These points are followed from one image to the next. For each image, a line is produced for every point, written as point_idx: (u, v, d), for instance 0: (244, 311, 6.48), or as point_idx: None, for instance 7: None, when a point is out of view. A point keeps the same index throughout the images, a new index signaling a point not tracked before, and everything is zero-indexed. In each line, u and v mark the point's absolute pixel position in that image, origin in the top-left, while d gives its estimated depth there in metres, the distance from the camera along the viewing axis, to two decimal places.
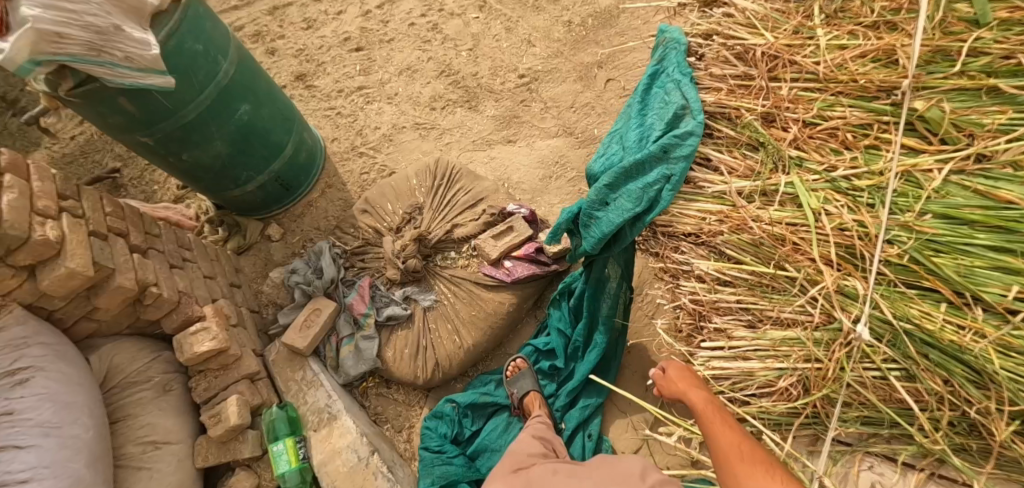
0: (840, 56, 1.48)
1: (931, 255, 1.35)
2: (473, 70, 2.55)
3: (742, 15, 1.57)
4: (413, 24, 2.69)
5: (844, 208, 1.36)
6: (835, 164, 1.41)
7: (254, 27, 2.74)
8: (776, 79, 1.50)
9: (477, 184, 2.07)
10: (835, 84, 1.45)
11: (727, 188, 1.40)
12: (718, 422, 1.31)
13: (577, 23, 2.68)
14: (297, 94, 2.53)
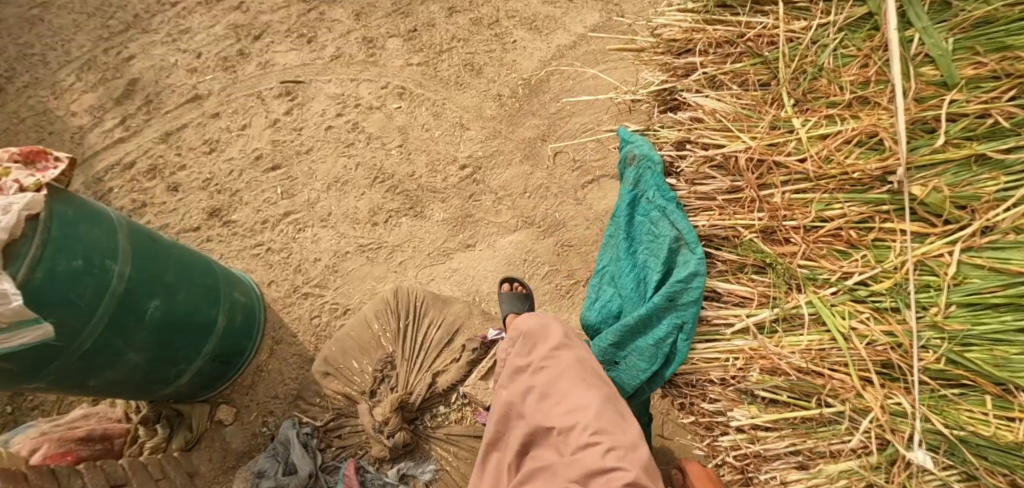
0: (826, 145, 1.41)
1: (962, 350, 1.29)
2: (408, 170, 2.33)
3: (713, 118, 1.54)
4: (330, 127, 2.45)
5: (871, 321, 1.33)
6: (849, 270, 1.37)
7: (148, 160, 2.44)
8: (767, 185, 1.47)
9: (447, 312, 1.89)
10: (830, 180, 1.40)
11: (745, 324, 1.44)
12: None
13: (508, 95, 2.53)
14: (217, 234, 2.23)
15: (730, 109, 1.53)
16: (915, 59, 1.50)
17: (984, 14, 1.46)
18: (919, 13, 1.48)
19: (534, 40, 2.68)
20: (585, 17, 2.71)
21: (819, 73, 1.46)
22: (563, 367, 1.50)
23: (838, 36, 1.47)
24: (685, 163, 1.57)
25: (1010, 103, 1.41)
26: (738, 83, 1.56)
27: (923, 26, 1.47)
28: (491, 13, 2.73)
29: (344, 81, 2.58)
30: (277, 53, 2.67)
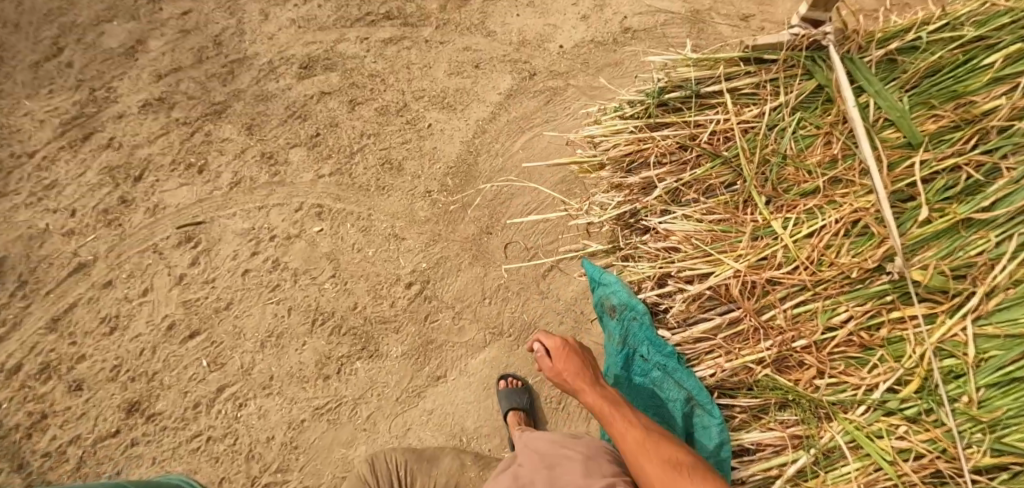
0: (812, 246, 1.53)
1: (1006, 437, 1.33)
2: (349, 303, 2.10)
3: (690, 245, 1.68)
4: (248, 271, 2.15)
5: (908, 431, 1.41)
6: (868, 376, 1.46)
7: (36, 358, 2.04)
8: (764, 305, 1.58)
9: (437, 476, 1.79)
10: (831, 277, 1.51)
11: (784, 477, 1.51)
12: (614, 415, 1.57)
13: (438, 190, 2.33)
14: (142, 435, 1.94)
15: (701, 227, 1.68)
16: (876, 124, 1.56)
17: (927, 66, 1.56)
18: (867, 77, 1.57)
19: (448, 120, 2.51)
20: (495, 82, 2.61)
21: (784, 160, 1.61)
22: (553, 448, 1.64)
23: (796, 116, 1.64)
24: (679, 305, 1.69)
25: (978, 152, 1.46)
26: (701, 189, 1.72)
27: (875, 88, 1.55)
28: (395, 100, 2.56)
29: (252, 210, 2.28)
30: (165, 191, 2.34)
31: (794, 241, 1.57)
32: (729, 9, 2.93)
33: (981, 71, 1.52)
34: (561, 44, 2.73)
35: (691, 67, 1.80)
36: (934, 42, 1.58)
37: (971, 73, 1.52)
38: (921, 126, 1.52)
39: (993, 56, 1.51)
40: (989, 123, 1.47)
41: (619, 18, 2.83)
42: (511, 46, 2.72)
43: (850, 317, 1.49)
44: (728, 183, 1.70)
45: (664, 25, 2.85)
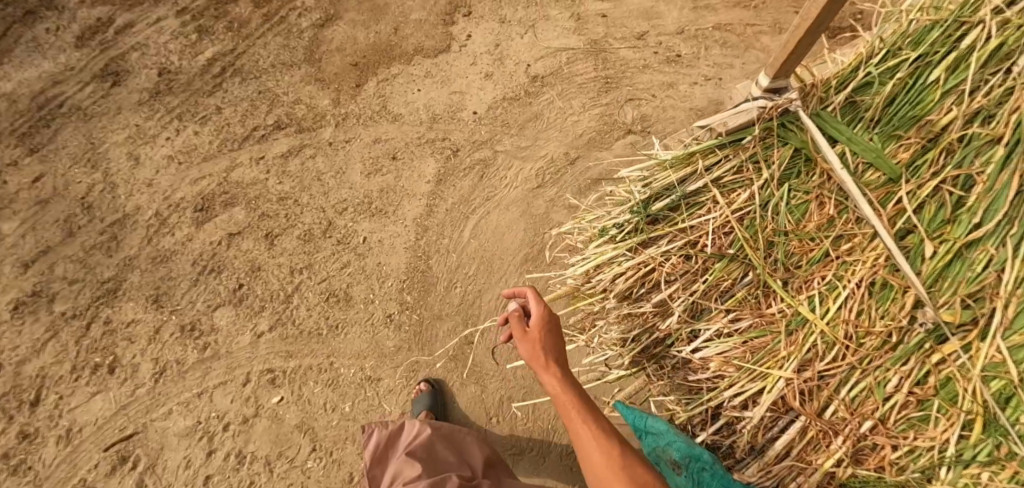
0: (846, 320, 1.47)
1: None
2: (343, 474, 1.92)
3: (731, 364, 1.61)
4: (210, 475, 1.91)
5: (988, 471, 1.34)
6: (938, 433, 1.38)
7: None
8: (824, 404, 1.50)
9: None
10: (872, 342, 1.45)
11: None
12: (575, 410, 1.47)
13: (399, 312, 2.12)
14: None
15: (735, 342, 1.62)
16: (857, 171, 1.55)
17: (879, 101, 1.58)
18: (835, 129, 1.57)
19: (383, 228, 2.28)
20: (421, 171, 2.40)
21: (787, 236, 1.58)
22: None
23: (784, 186, 1.61)
24: (741, 428, 1.61)
25: (950, 166, 1.44)
26: (717, 294, 1.67)
27: (843, 134, 1.55)
28: (316, 220, 2.28)
29: (190, 401, 1.99)
30: (76, 408, 1.97)
31: (828, 320, 1.50)
32: (629, 30, 2.78)
33: (929, 87, 1.52)
34: (475, 109, 2.54)
35: (669, 171, 1.83)
36: (878, 75, 1.60)
37: (920, 92, 1.53)
38: (896, 160, 1.52)
39: (931, 70, 1.52)
40: (950, 137, 1.45)
41: (523, 68, 2.65)
42: (423, 126, 2.50)
43: (902, 379, 1.42)
44: (744, 278, 1.64)
45: (569, 64, 2.67)
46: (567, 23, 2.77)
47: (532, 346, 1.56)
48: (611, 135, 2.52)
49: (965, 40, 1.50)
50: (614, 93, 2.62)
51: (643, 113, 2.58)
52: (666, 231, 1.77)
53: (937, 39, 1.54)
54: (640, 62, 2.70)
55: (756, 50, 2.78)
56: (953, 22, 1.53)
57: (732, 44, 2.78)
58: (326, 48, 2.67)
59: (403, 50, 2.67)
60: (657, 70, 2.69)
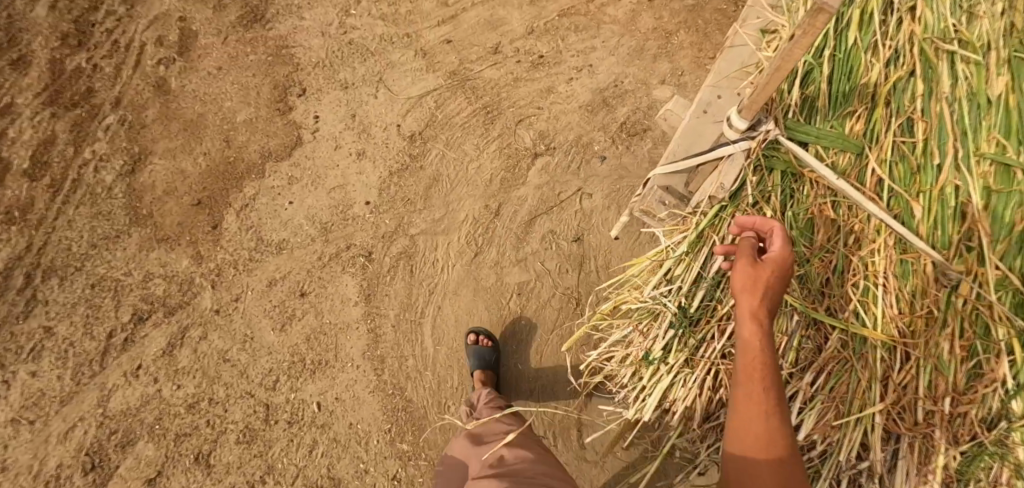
0: (893, 318, 1.43)
1: None
2: None
3: (825, 422, 1.52)
4: None
5: None
6: (996, 373, 1.35)
7: None
8: (914, 409, 1.42)
9: None
10: (919, 323, 1.41)
11: None
12: (754, 382, 1.06)
13: (400, 470, 1.84)
14: None
15: (821, 401, 1.52)
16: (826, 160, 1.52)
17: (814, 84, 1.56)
18: (802, 133, 1.49)
19: (333, 382, 1.91)
20: (342, 296, 2.01)
21: (809, 263, 1.52)
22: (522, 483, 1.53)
23: (786, 214, 1.53)
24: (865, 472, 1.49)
25: (892, 117, 1.46)
26: (779, 356, 1.58)
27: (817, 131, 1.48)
28: (249, 411, 1.87)
29: None
30: None
31: (880, 325, 1.45)
32: (484, 44, 2.47)
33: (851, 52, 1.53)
34: (366, 199, 2.16)
35: (686, 261, 1.64)
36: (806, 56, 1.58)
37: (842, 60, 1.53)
38: (855, 134, 1.50)
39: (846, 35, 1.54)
40: (881, 91, 1.47)
41: (393, 130, 2.29)
42: (316, 243, 2.09)
43: (951, 342, 1.37)
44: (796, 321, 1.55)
45: (440, 106, 2.33)
46: (415, 63, 2.41)
47: (754, 278, 1.11)
48: (519, 167, 2.26)
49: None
50: (500, 119, 2.33)
51: (539, 130, 2.33)
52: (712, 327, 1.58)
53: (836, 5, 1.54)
54: (511, 74, 2.42)
55: (616, 11, 2.54)
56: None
57: (590, 14, 2.54)
58: (151, 197, 2.13)
59: (248, 164, 2.21)
60: (529, 79, 2.41)
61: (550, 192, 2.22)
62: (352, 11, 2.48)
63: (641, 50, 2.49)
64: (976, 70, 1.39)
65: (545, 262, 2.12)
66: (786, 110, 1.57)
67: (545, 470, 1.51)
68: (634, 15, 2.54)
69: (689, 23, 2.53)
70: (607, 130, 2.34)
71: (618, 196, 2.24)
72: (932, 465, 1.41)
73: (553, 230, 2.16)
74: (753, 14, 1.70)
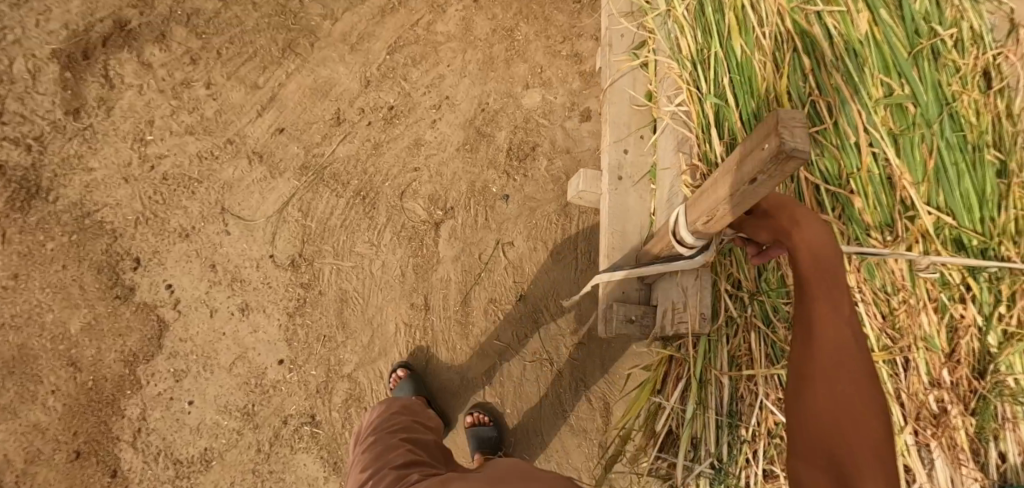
0: (879, 326, 1.42)
1: (996, 217, 1.43)
2: None
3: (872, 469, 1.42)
4: None
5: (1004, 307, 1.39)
6: (967, 318, 1.39)
7: None
8: (928, 403, 1.40)
9: None
10: (899, 313, 1.40)
11: None
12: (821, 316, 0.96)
13: None
14: None
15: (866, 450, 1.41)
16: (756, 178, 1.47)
17: (725, 114, 1.49)
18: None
19: None
20: (307, 478, 1.80)
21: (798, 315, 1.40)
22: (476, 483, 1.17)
23: (763, 292, 1.34)
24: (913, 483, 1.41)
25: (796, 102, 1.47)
26: None
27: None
28: None
29: None
30: None
31: (871, 338, 1.43)
32: (322, 119, 2.11)
33: (743, 61, 1.48)
34: (277, 358, 1.85)
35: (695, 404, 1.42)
36: (709, 93, 1.51)
37: (738, 65, 1.48)
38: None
39: (729, 44, 1.50)
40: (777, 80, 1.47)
41: (267, 264, 1.93)
42: (246, 435, 1.81)
43: (929, 314, 1.40)
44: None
45: (307, 213, 1.99)
46: (255, 173, 2.02)
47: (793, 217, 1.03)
48: (426, 245, 1.99)
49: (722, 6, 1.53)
50: (379, 200, 2.02)
51: (427, 195, 2.04)
52: (749, 446, 1.37)
53: (713, 16, 1.50)
54: (368, 142, 2.08)
55: (448, 23, 2.23)
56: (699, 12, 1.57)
57: (422, 38, 2.21)
58: (14, 477, 1.75)
59: (115, 381, 1.81)
60: (389, 139, 2.09)
61: (469, 261, 1.99)
62: (150, 137, 2.03)
63: (490, 60, 2.20)
64: (840, 17, 1.47)
65: (498, 337, 1.95)
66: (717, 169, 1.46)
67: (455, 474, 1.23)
68: (468, 20, 2.23)
69: (530, 6, 2.24)
70: (498, 164, 2.08)
71: (539, 232, 2.03)
72: (961, 444, 1.38)
73: (493, 298, 1.97)
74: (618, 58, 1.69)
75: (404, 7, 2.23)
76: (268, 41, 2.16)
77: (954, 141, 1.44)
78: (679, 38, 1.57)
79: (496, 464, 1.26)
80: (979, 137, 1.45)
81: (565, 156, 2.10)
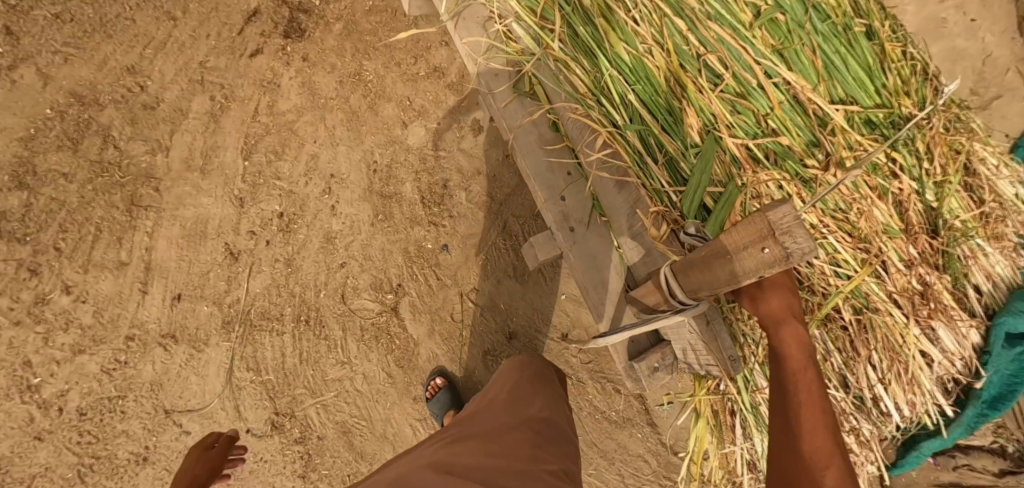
0: (853, 244, 1.31)
1: (880, 83, 1.48)
2: None
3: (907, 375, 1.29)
4: None
5: (925, 160, 1.45)
6: (901, 184, 1.42)
7: None
8: (916, 284, 1.32)
9: None
10: (863, 220, 1.31)
11: (1002, 235, 1.48)
12: (808, 401, 1.06)
13: None
14: None
15: (889, 361, 1.29)
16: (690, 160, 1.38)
17: (648, 132, 1.39)
18: (696, 205, 1.31)
19: None
20: None
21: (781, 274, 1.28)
22: (523, 451, 1.29)
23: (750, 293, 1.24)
24: (942, 363, 1.33)
25: (690, 70, 1.36)
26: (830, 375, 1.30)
27: (699, 187, 1.31)
28: None
29: None
30: None
31: (853, 258, 1.31)
32: (215, 263, 1.87)
33: (634, 63, 1.37)
34: None
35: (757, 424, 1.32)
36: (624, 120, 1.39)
37: (630, 67, 1.37)
38: (698, 126, 1.34)
39: (614, 53, 1.37)
40: (660, 57, 1.35)
41: (248, 439, 1.83)
42: None
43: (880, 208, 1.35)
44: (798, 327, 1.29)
45: (259, 368, 1.83)
46: (179, 355, 1.82)
47: (788, 304, 1.10)
48: (396, 335, 1.87)
49: (588, 12, 1.37)
50: (325, 316, 1.86)
51: (368, 285, 1.88)
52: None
53: (586, 29, 1.37)
54: (280, 261, 1.88)
55: (289, 95, 2.00)
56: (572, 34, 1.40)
57: (271, 124, 1.98)
58: None
59: None
60: (295, 247, 1.89)
61: (444, 328, 1.89)
62: (36, 379, 1.77)
63: (353, 114, 2.00)
64: None
65: None
66: (666, 194, 1.36)
67: (513, 429, 1.32)
68: (308, 83, 2.01)
69: (364, 35, 2.03)
70: (420, 218, 1.93)
71: (491, 264, 1.91)
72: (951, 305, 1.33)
73: (484, 349, 1.90)
74: (510, 110, 1.48)
75: (234, 100, 1.98)
76: (106, 208, 1.86)
77: (826, 31, 1.45)
78: (569, 76, 1.40)
79: (518, 424, 1.33)
80: (840, 17, 1.47)
81: (476, 177, 1.97)
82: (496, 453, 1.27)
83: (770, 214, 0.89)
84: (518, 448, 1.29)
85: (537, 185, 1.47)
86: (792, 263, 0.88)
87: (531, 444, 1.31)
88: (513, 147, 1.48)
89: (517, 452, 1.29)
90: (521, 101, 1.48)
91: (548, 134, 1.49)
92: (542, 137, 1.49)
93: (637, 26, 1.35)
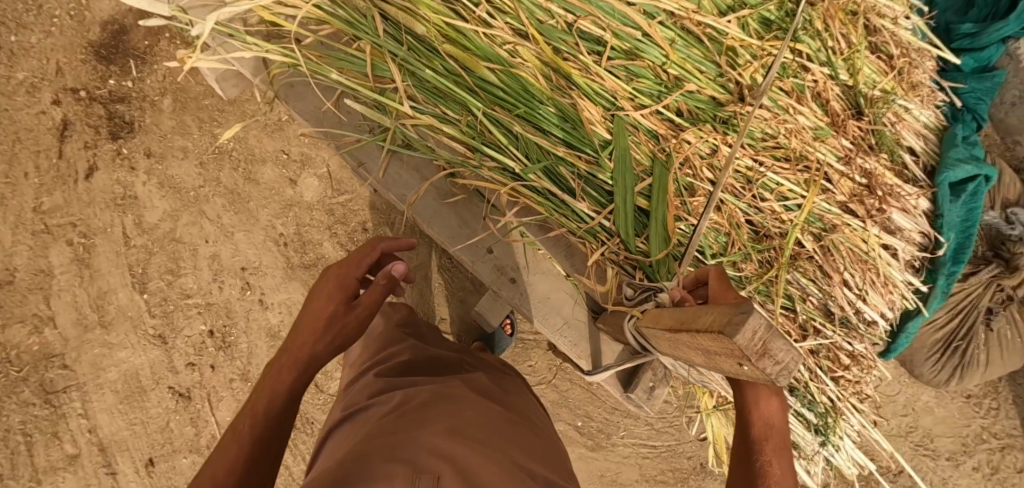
0: (791, 169, 1.27)
1: None
2: None
3: (880, 274, 1.29)
4: None
5: (828, 39, 1.37)
6: (818, 76, 1.34)
7: None
8: (856, 182, 1.31)
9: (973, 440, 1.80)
10: (793, 139, 1.28)
11: (917, 84, 1.46)
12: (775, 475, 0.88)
13: None
14: None
15: (860, 272, 1.27)
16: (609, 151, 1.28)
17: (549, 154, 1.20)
18: (632, 224, 1.18)
19: None
20: None
21: (737, 230, 1.25)
22: (524, 438, 1.09)
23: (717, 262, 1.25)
24: (907, 245, 1.34)
25: (569, 52, 1.22)
26: (816, 305, 1.28)
27: (627, 187, 1.18)
28: None
29: None
30: None
31: (797, 182, 1.28)
32: (170, 411, 1.73)
33: (505, 77, 1.18)
34: None
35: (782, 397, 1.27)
36: (519, 151, 1.18)
37: (500, 87, 1.18)
38: (601, 118, 1.21)
39: (478, 77, 1.17)
40: (528, 55, 1.17)
41: None
42: None
43: (805, 116, 1.30)
44: (769, 280, 1.27)
45: None
46: None
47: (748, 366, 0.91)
48: None
49: (428, 42, 1.17)
50: (309, 411, 1.78)
51: (336, 362, 1.79)
52: (811, 374, 1.27)
53: (438, 63, 1.16)
54: (236, 379, 1.75)
55: (153, 203, 1.76)
56: (417, 81, 1.18)
57: (150, 243, 1.75)
58: None
59: None
60: (245, 361, 1.76)
61: None
62: None
63: (232, 194, 1.78)
64: None
65: None
66: (598, 224, 1.21)
67: (512, 415, 1.13)
68: (166, 180, 1.76)
69: (200, 102, 1.77)
70: None
71: (446, 290, 1.82)
72: (894, 187, 1.33)
73: None
74: (395, 175, 1.23)
75: (96, 234, 1.73)
76: (22, 409, 1.66)
77: None
78: (440, 137, 1.19)
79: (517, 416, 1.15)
80: None
81: (392, 209, 1.81)
82: (514, 427, 1.09)
83: (735, 340, 0.64)
84: (520, 435, 1.09)
85: (458, 248, 1.24)
86: (771, 379, 0.68)
87: (529, 439, 1.11)
88: (412, 217, 1.23)
89: (520, 436, 1.08)
90: (399, 158, 1.23)
91: (444, 185, 1.25)
92: (438, 190, 1.24)
93: (491, 25, 1.18)
